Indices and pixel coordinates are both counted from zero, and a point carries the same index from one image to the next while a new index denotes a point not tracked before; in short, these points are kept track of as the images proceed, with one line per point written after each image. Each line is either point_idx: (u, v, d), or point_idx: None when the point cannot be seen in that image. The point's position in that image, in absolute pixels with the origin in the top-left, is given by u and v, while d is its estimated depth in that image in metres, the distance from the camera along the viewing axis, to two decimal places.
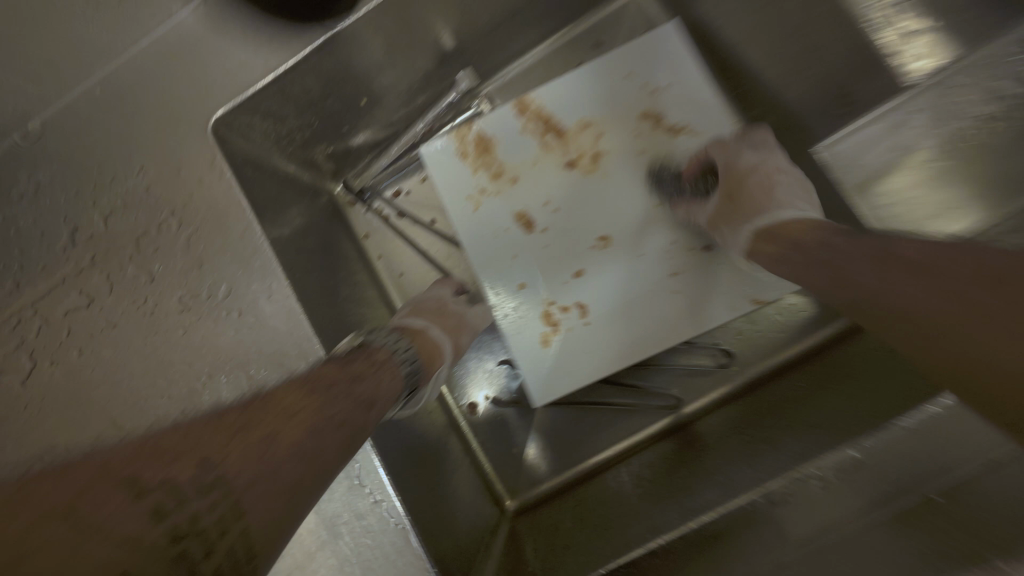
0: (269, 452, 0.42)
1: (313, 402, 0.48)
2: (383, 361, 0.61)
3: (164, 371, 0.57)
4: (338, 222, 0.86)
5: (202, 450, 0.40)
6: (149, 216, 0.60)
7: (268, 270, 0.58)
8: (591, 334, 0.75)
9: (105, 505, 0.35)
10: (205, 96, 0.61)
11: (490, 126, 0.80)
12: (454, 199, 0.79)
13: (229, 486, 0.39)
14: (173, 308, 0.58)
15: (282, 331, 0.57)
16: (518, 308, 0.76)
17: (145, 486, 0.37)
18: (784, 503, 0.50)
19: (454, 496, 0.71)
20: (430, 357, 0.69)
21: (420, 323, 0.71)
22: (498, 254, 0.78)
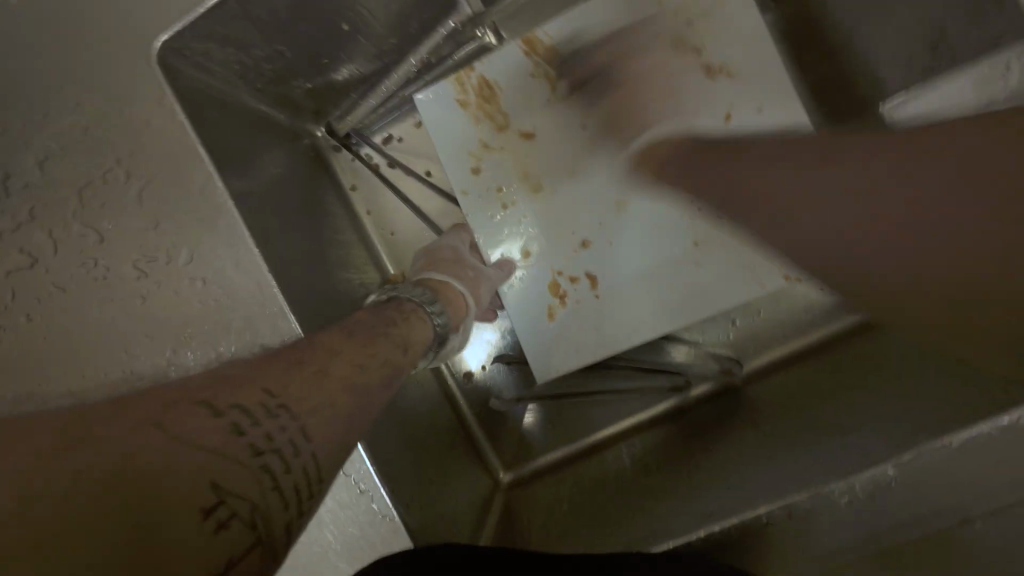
0: (301, 406, 0.39)
1: (337, 371, 0.44)
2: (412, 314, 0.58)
3: (122, 344, 0.50)
4: (321, 171, 0.76)
5: (258, 385, 0.39)
6: (95, 163, 0.51)
7: (233, 233, 0.51)
8: (601, 310, 0.67)
9: (193, 419, 0.34)
10: (146, 14, 0.50)
11: (495, 69, 0.68)
12: (451, 154, 0.70)
13: (292, 414, 0.38)
14: (129, 273, 0.51)
15: (253, 302, 0.51)
16: (521, 280, 0.69)
17: (220, 406, 0.35)
18: (805, 515, 0.47)
19: (449, 471, 0.68)
20: (458, 312, 0.65)
21: (443, 277, 0.65)
22: (501, 220, 0.69)
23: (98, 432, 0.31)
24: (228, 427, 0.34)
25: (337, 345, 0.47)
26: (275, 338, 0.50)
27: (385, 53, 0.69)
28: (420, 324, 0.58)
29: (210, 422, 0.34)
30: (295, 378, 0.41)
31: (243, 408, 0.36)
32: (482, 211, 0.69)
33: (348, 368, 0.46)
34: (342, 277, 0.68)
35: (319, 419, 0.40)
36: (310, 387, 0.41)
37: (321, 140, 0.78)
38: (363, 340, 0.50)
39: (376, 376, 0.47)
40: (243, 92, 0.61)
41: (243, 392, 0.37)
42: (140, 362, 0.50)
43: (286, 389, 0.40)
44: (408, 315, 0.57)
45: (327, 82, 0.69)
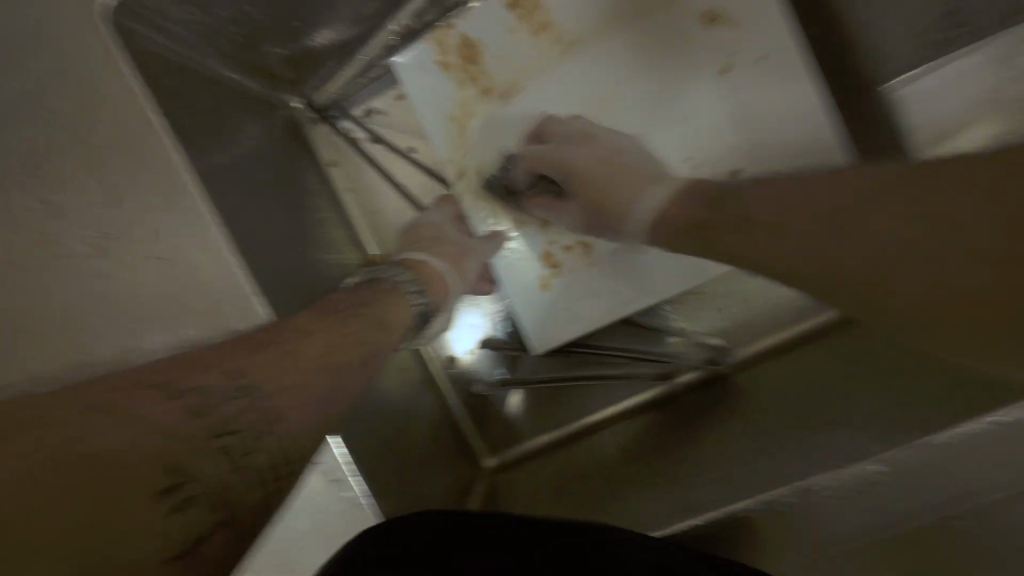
0: (266, 392, 0.37)
1: (302, 352, 0.41)
2: (393, 292, 0.56)
3: (78, 322, 0.48)
4: (297, 145, 0.72)
5: (228, 362, 0.37)
6: (35, 129, 0.46)
7: (192, 212, 0.49)
8: (594, 283, 0.63)
9: (144, 404, 0.33)
10: None
11: (476, 27, 0.61)
12: (433, 121, 0.63)
13: (258, 394, 0.37)
14: (84, 250, 0.48)
15: (217, 283, 0.49)
16: (513, 253, 0.66)
17: (178, 389, 0.34)
18: (783, 512, 0.49)
19: (431, 461, 0.68)
20: (439, 289, 0.61)
21: (421, 256, 0.62)
22: (489, 190, 0.65)
23: (50, 414, 0.31)
24: (185, 410, 0.33)
25: (309, 325, 0.44)
26: (243, 324, 0.49)
27: (363, 18, 0.65)
28: (401, 305, 0.55)
29: (164, 407, 0.33)
30: (260, 360, 0.38)
31: (201, 388, 0.35)
32: (470, 181, 0.65)
33: (321, 348, 0.43)
34: (319, 257, 0.65)
35: (285, 404, 0.38)
36: (277, 369, 0.39)
37: (299, 112, 0.74)
38: (340, 317, 0.48)
39: (353, 355, 0.45)
40: (208, 57, 0.57)
41: (205, 373, 0.36)
42: (96, 346, 0.47)
43: (253, 367, 0.38)
44: (387, 296, 0.54)
45: (302, 48, 0.65)
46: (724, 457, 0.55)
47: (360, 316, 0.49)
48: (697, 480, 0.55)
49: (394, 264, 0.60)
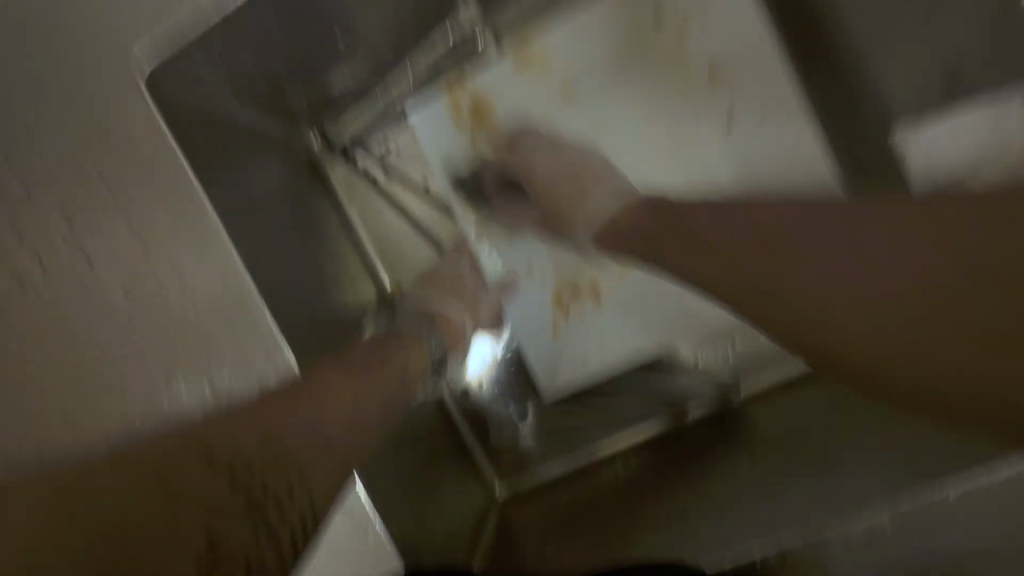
0: (302, 442, 0.43)
1: (325, 407, 0.46)
2: (414, 341, 0.61)
3: (113, 369, 0.50)
4: (317, 184, 0.75)
5: (258, 426, 0.41)
6: (81, 188, 0.50)
7: (221, 259, 0.50)
8: (603, 322, 0.67)
9: (190, 473, 0.37)
10: (137, 35, 0.49)
11: (491, 85, 0.68)
12: (454, 176, 0.70)
13: (293, 457, 0.42)
14: (119, 300, 0.50)
15: (244, 331, 0.50)
16: (524, 295, 0.70)
17: (218, 457, 0.39)
18: (810, 554, 0.46)
19: (447, 483, 0.69)
20: (454, 338, 0.67)
21: (438, 304, 0.66)
22: (502, 236, 0.71)
23: (98, 488, 0.35)
24: (225, 479, 0.38)
25: (336, 379, 0.48)
26: (268, 371, 0.50)
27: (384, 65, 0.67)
28: (422, 352, 0.61)
29: (208, 480, 0.37)
30: (298, 419, 0.44)
31: (239, 458, 0.39)
32: (484, 228, 0.71)
33: (352, 400, 0.48)
34: (338, 297, 0.67)
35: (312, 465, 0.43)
36: (312, 429, 0.44)
37: (314, 147, 0.72)
38: (364, 372, 0.51)
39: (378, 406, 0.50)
40: None
41: (241, 440, 0.40)
42: (131, 391, 0.50)
43: (287, 431, 0.43)
44: (409, 346, 0.59)
45: (324, 95, 0.68)
46: (743, 490, 0.56)
47: (383, 366, 0.54)
48: (702, 512, 0.56)
49: (413, 313, 0.66)
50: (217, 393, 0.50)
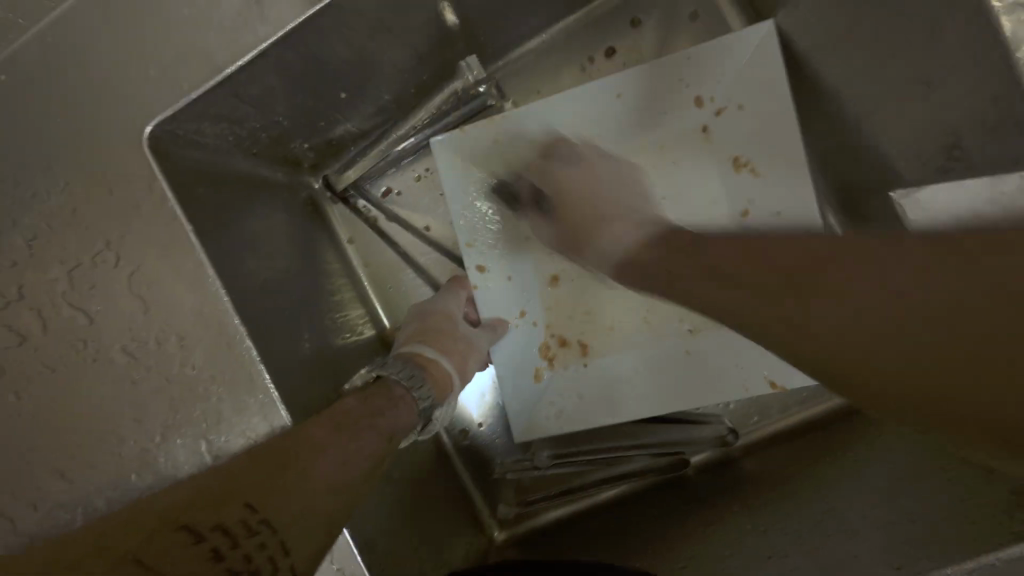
0: (285, 506, 0.39)
1: (314, 460, 0.43)
2: (402, 397, 0.56)
3: (111, 425, 0.50)
4: (318, 224, 0.75)
5: (247, 491, 0.38)
6: (82, 245, 0.50)
7: (217, 317, 0.50)
8: (586, 378, 0.67)
9: (173, 550, 0.33)
10: (136, 91, 0.49)
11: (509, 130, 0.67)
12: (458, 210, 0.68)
13: (277, 525, 0.38)
14: (117, 356, 0.50)
15: (241, 390, 0.50)
16: (512, 336, 0.68)
17: (201, 530, 0.35)
18: None
19: (441, 521, 0.69)
20: (441, 388, 0.63)
21: (432, 352, 0.64)
22: (499, 277, 0.68)
23: None
24: (208, 552, 0.34)
25: (323, 438, 0.45)
26: (263, 430, 0.49)
27: (386, 108, 0.68)
28: (406, 408, 0.55)
29: (190, 552, 0.34)
30: (278, 489, 0.39)
31: (222, 526, 0.35)
32: (483, 266, 0.68)
33: (332, 466, 0.44)
34: (337, 341, 0.67)
35: (296, 534, 0.39)
36: (290, 496, 0.40)
37: (318, 190, 0.76)
38: (347, 432, 0.47)
39: (360, 474, 0.45)
40: (239, 159, 0.60)
41: (226, 507, 0.36)
42: (128, 446, 0.50)
43: (266, 499, 0.38)
44: (397, 401, 0.55)
45: (325, 140, 0.68)
46: (746, 541, 0.53)
47: (368, 428, 0.49)
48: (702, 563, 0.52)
49: (401, 360, 0.62)
50: (214, 450, 0.50)
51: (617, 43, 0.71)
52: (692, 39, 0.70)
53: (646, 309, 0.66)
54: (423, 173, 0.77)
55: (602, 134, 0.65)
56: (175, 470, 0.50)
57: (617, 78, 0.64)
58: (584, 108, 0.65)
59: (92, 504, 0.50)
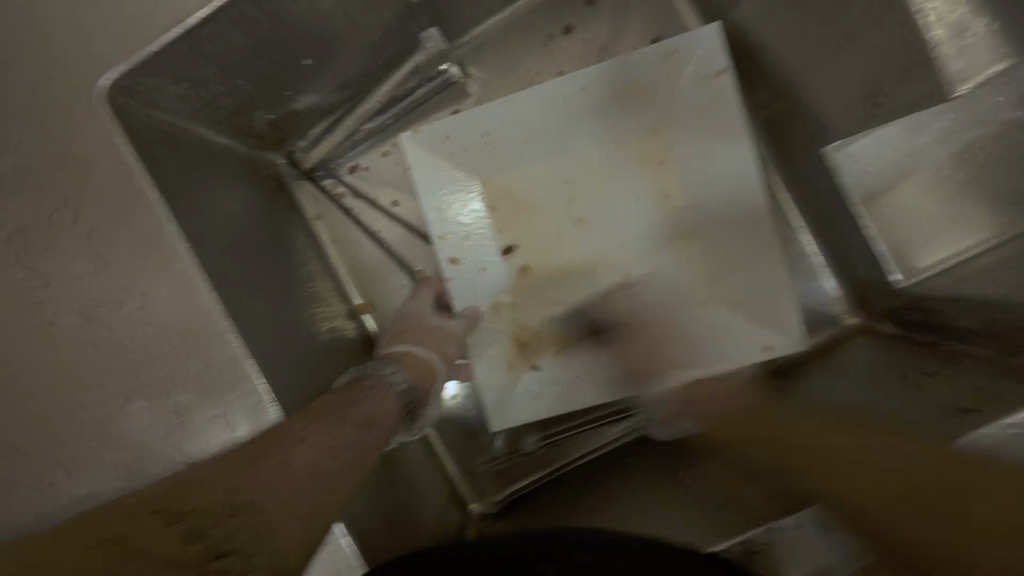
0: (265, 483, 0.38)
1: (293, 447, 0.42)
2: (379, 387, 0.58)
3: (67, 391, 0.48)
4: (284, 200, 0.75)
5: (225, 477, 0.37)
6: (34, 204, 0.48)
7: (175, 274, 0.49)
8: (565, 364, 0.67)
9: (146, 538, 0.32)
10: (89, 47, 0.48)
11: (481, 121, 0.68)
12: (433, 199, 0.68)
13: (258, 505, 0.36)
14: (73, 319, 0.49)
15: (208, 350, 0.49)
16: (488, 328, 0.68)
17: (176, 513, 0.33)
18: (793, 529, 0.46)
19: (419, 490, 0.70)
20: (425, 378, 0.64)
21: (405, 346, 0.66)
22: (472, 269, 0.68)
23: None
24: (183, 535, 0.32)
25: (298, 429, 0.45)
26: (231, 390, 0.49)
27: (349, 82, 0.70)
28: (386, 398, 0.56)
29: (168, 536, 0.32)
30: (256, 474, 0.38)
31: (200, 509, 0.34)
32: (455, 258, 0.68)
33: (313, 451, 0.43)
34: (309, 313, 0.67)
35: (280, 516, 0.37)
36: (273, 480, 0.38)
37: (284, 168, 0.76)
38: (325, 421, 0.47)
39: (344, 462, 0.45)
40: (201, 125, 0.60)
41: (205, 494, 0.35)
42: (86, 411, 0.48)
43: (245, 485, 0.37)
44: (375, 391, 0.56)
45: (288, 112, 0.68)
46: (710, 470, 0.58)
47: (344, 419, 0.49)
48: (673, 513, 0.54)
49: (384, 360, 0.64)
50: (178, 412, 0.49)
51: (575, 22, 0.75)
52: (643, 18, 0.75)
53: (617, 295, 0.69)
54: (389, 149, 0.78)
55: (563, 130, 0.68)
56: (138, 435, 0.48)
57: (582, 72, 0.67)
58: (539, 113, 0.68)
59: (47, 477, 0.47)
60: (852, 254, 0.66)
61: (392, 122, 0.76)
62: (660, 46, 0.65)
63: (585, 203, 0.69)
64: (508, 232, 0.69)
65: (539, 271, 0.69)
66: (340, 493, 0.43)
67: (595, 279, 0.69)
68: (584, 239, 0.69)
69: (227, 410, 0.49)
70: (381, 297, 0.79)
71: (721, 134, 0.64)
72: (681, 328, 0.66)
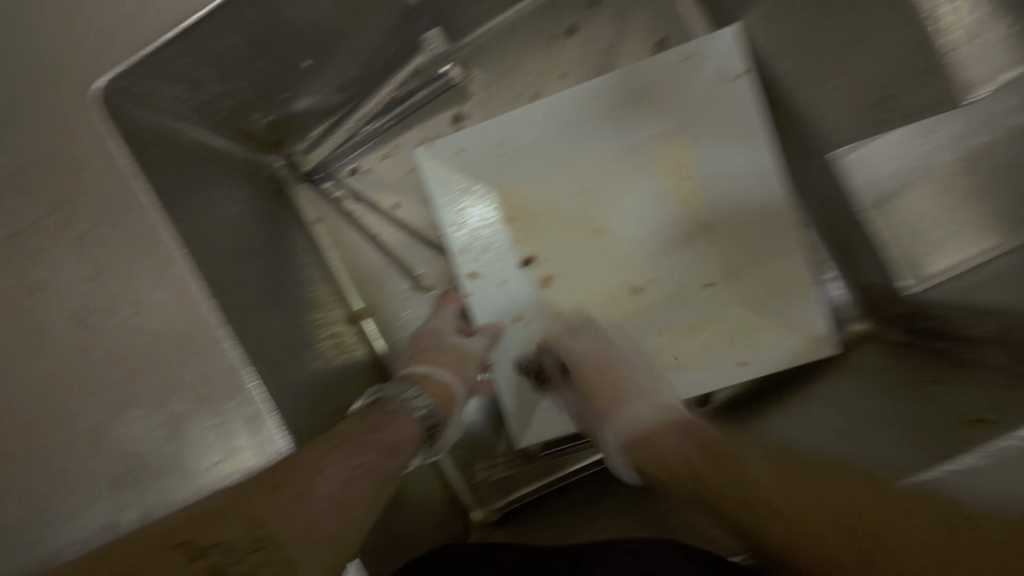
0: (284, 517, 0.38)
1: (311, 479, 0.41)
2: (398, 409, 0.56)
3: (58, 401, 0.47)
4: (283, 204, 0.73)
5: (245, 510, 0.37)
6: (25, 209, 0.47)
7: (170, 281, 0.48)
8: (588, 379, 0.65)
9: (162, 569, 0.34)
10: (83, 49, 0.47)
11: (494, 133, 0.67)
12: (449, 212, 0.67)
13: (275, 540, 0.36)
14: (65, 328, 0.47)
15: (204, 360, 0.47)
16: (509, 341, 0.68)
17: (202, 546, 0.35)
18: None
19: (421, 500, 0.68)
20: (445, 402, 0.62)
21: (426, 368, 0.64)
22: (492, 281, 0.67)
23: None
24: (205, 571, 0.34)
25: (317, 457, 0.43)
26: (232, 400, 0.47)
27: (349, 83, 0.68)
28: (405, 421, 0.55)
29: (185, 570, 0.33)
30: (275, 506, 0.38)
31: (223, 543, 0.35)
32: (475, 272, 0.67)
33: (336, 482, 0.42)
34: (310, 319, 0.65)
35: (296, 550, 0.37)
36: (290, 513, 0.38)
37: (284, 171, 0.75)
38: (345, 449, 0.46)
39: (360, 492, 0.43)
40: (199, 127, 0.58)
41: (224, 528, 0.36)
42: (78, 423, 0.47)
43: (266, 518, 0.37)
44: (395, 412, 0.55)
45: (287, 114, 0.67)
46: None
47: (366, 446, 0.47)
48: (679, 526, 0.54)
49: (402, 382, 0.61)
50: (174, 423, 0.47)
51: (579, 22, 0.74)
52: (648, 20, 0.74)
53: (641, 308, 0.68)
54: (390, 152, 0.77)
55: (575, 142, 0.67)
56: (132, 447, 0.47)
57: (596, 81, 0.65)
58: (552, 123, 0.67)
59: (37, 490, 0.46)
60: (860, 261, 0.65)
61: (393, 124, 0.75)
62: (671, 52, 0.64)
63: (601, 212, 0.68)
64: (527, 240, 0.68)
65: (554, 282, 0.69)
66: (361, 529, 0.42)
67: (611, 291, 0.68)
68: (602, 250, 0.68)
69: (226, 423, 0.47)
70: (382, 302, 0.78)
71: (745, 133, 0.62)
72: (705, 335, 0.66)
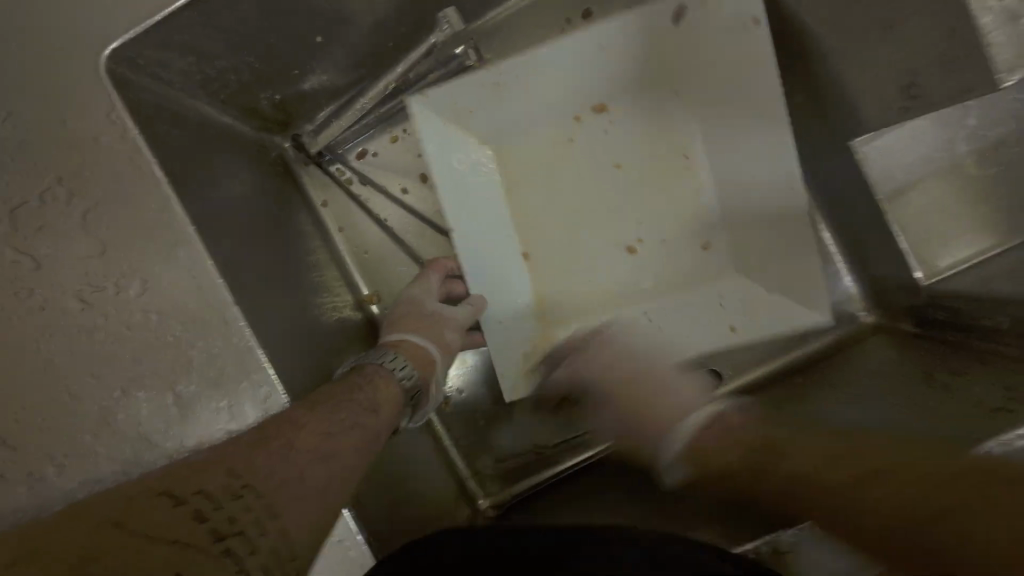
0: (271, 466, 0.36)
1: (295, 433, 0.40)
2: (377, 376, 0.53)
3: (64, 382, 0.46)
4: (289, 185, 0.72)
5: (229, 460, 0.35)
6: (28, 182, 0.45)
7: (178, 259, 0.46)
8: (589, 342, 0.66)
9: (151, 514, 0.32)
10: (88, 17, 0.45)
11: (500, 90, 0.63)
12: (449, 178, 0.62)
13: (259, 490, 0.35)
14: (70, 306, 0.46)
15: (215, 337, 0.46)
16: (505, 310, 0.65)
17: (180, 495, 0.33)
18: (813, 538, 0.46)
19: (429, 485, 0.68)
20: (425, 367, 0.60)
21: (400, 334, 0.61)
22: (491, 249, 0.64)
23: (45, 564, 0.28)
24: (189, 515, 0.32)
25: (300, 415, 0.42)
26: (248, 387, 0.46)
27: (360, 62, 0.67)
28: (385, 388, 0.52)
29: (168, 513, 0.32)
30: (263, 458, 0.36)
31: (203, 491, 0.33)
32: (479, 238, 0.63)
33: (315, 437, 0.40)
34: (317, 304, 0.64)
35: (286, 497, 0.36)
36: (279, 465, 0.37)
37: (291, 153, 0.73)
38: (327, 407, 0.45)
39: (348, 447, 0.42)
40: (206, 104, 0.57)
41: (204, 474, 0.34)
42: (84, 402, 0.46)
43: (250, 467, 0.36)
44: (373, 379, 0.53)
45: (296, 92, 0.65)
46: None
47: (347, 404, 0.46)
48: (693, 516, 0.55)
49: (378, 349, 0.59)
50: (183, 405, 0.46)
51: (593, 7, 0.73)
52: None
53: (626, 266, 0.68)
54: (400, 134, 0.74)
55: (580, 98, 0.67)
56: (139, 428, 0.46)
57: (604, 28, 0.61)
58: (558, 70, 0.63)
59: (39, 473, 0.45)
60: (871, 256, 0.66)
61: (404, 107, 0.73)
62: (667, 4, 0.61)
63: (603, 168, 0.68)
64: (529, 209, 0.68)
65: (546, 252, 0.68)
66: (351, 475, 0.41)
67: (602, 255, 0.68)
68: (597, 218, 0.68)
69: (237, 406, 0.46)
70: (388, 288, 0.76)
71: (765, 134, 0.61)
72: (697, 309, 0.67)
